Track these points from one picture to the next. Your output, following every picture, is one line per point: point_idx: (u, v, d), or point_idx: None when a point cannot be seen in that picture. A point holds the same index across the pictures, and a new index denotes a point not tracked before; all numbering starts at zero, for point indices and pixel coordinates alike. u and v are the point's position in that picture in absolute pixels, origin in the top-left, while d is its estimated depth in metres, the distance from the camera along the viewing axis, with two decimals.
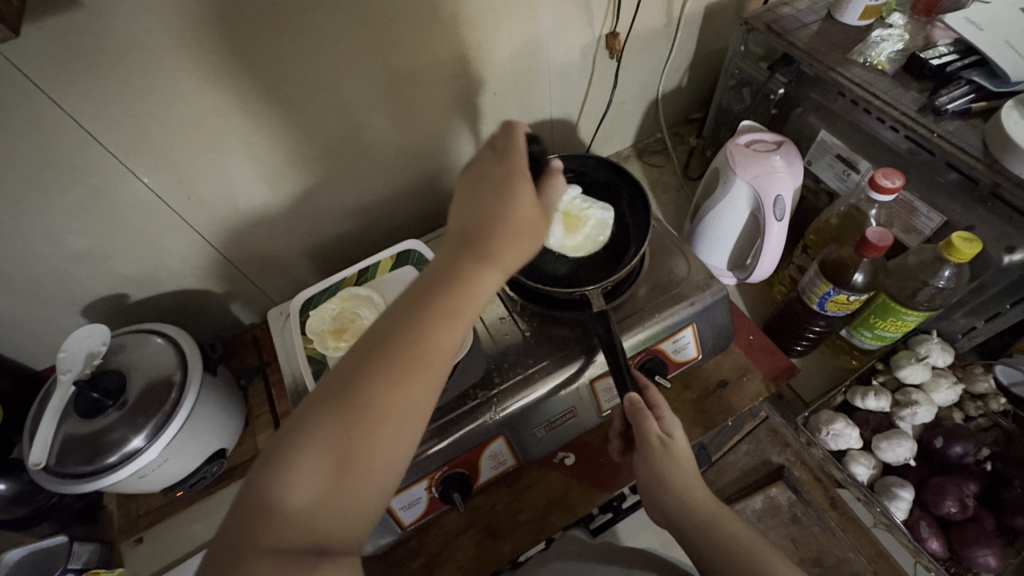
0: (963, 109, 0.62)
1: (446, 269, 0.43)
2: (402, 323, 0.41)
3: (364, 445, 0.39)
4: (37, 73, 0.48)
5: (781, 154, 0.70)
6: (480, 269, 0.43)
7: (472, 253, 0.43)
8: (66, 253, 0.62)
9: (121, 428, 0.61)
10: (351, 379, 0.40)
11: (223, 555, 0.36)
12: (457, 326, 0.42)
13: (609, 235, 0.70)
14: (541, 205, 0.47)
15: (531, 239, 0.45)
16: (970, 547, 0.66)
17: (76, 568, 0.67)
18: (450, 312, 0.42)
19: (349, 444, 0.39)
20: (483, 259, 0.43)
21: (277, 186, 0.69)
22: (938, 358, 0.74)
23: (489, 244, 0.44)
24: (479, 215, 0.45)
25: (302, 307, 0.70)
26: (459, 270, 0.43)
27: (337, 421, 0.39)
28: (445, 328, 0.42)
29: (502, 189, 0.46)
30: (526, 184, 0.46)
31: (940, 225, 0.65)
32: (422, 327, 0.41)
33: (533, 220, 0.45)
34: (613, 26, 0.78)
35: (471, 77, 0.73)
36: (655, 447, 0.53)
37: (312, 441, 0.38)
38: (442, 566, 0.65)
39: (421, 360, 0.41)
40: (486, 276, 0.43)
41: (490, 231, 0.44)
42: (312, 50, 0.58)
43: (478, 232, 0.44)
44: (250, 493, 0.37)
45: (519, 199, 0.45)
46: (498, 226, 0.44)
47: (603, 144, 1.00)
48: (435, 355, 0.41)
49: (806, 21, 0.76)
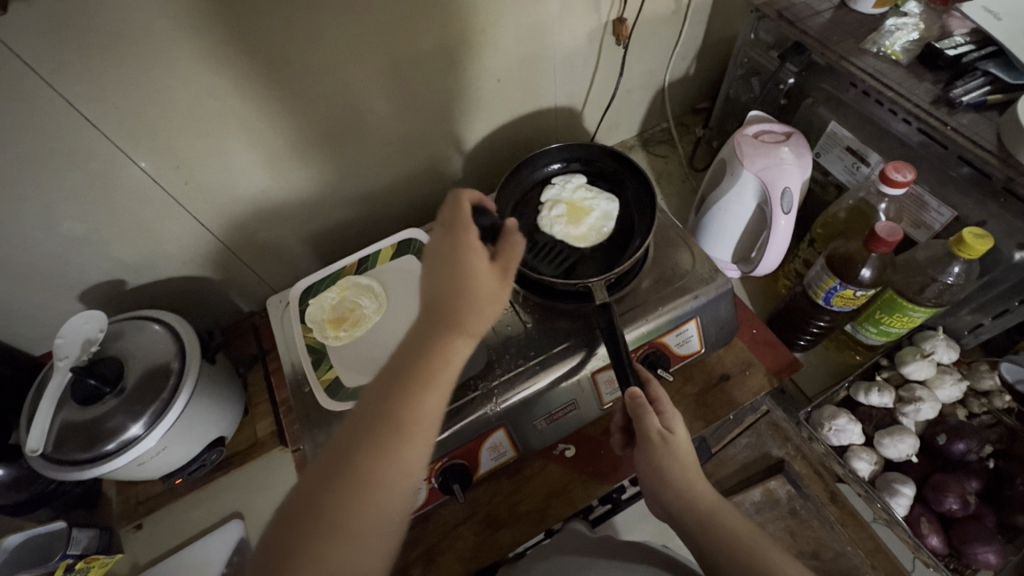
0: (978, 102, 0.60)
1: (411, 350, 0.41)
2: (371, 412, 0.40)
3: (358, 522, 0.37)
4: (29, 52, 0.47)
5: (789, 145, 0.69)
6: (451, 342, 0.41)
7: (442, 328, 0.41)
8: (61, 238, 0.61)
9: (118, 416, 0.60)
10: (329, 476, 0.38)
11: None
12: (435, 398, 0.41)
13: (614, 225, 0.71)
14: (497, 268, 0.43)
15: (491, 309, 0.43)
16: (970, 544, 0.66)
17: (75, 553, 0.67)
18: (420, 390, 0.40)
19: (347, 527, 0.37)
20: (455, 332, 0.41)
21: (276, 172, 0.68)
22: (944, 355, 0.73)
23: (456, 318, 0.41)
24: (439, 289, 0.42)
25: (301, 296, 0.69)
26: (431, 346, 0.41)
27: (330, 505, 0.37)
28: (427, 401, 0.40)
29: (451, 261, 0.42)
30: (476, 251, 0.42)
31: (951, 220, 0.64)
32: (404, 405, 0.40)
33: (493, 285, 0.43)
34: (621, 13, 0.77)
35: (475, 63, 0.71)
36: (655, 442, 0.52)
37: (306, 527, 0.37)
38: (441, 556, 0.65)
39: (396, 445, 0.39)
40: (460, 347, 0.42)
41: (452, 309, 0.41)
42: (310, 33, 0.57)
43: (441, 312, 0.41)
44: None
45: (474, 271, 0.42)
46: (463, 302, 0.41)
47: (608, 133, 0.99)
48: (415, 428, 0.40)
49: (819, 8, 0.74)
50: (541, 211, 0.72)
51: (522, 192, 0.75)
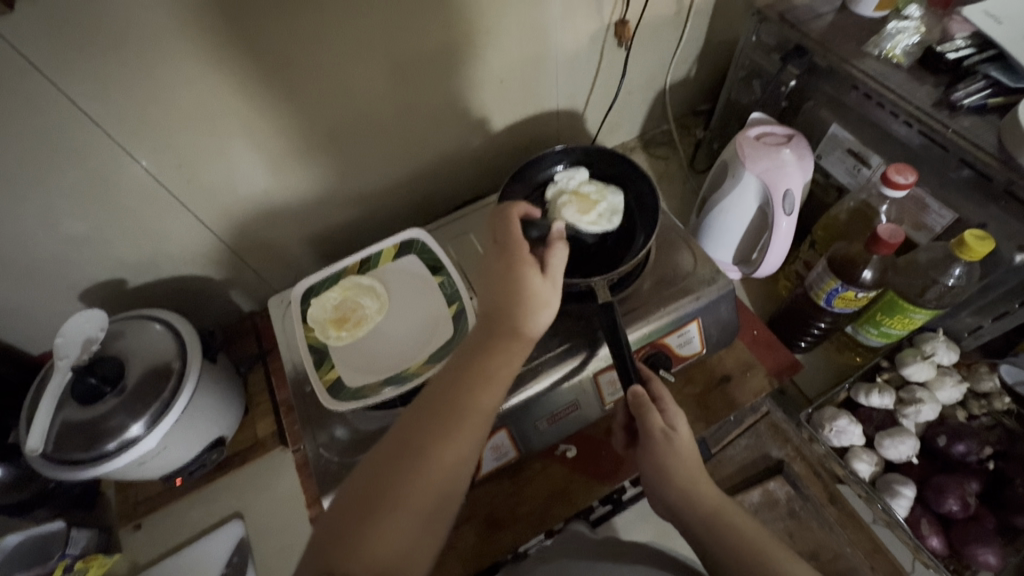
0: (979, 105, 0.61)
1: (474, 349, 0.49)
2: (434, 402, 0.47)
3: (420, 488, 0.43)
4: (30, 48, 0.46)
5: (791, 147, 0.69)
6: (506, 344, 0.49)
7: (499, 330, 0.49)
8: (64, 236, 0.61)
9: (119, 415, 0.60)
10: (388, 462, 0.44)
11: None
12: (492, 389, 0.48)
13: (622, 214, 0.69)
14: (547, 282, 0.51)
15: (543, 314, 0.50)
16: (970, 545, 0.66)
17: (73, 554, 0.68)
18: (481, 384, 0.47)
19: (414, 490, 0.43)
20: (510, 333, 0.49)
21: (279, 172, 0.68)
22: (944, 357, 0.73)
23: (510, 322, 0.49)
24: (498, 300, 0.50)
25: (302, 296, 0.68)
26: (490, 345, 0.49)
27: (399, 470, 0.44)
28: (485, 391, 0.47)
29: (507, 275, 0.50)
30: (530, 269, 0.50)
31: (952, 222, 0.64)
32: (464, 394, 0.47)
33: (543, 295, 0.50)
34: (623, 15, 0.77)
35: (478, 64, 0.71)
36: (658, 439, 0.53)
37: (376, 489, 0.43)
38: (443, 557, 0.65)
39: (457, 426, 0.46)
40: (514, 347, 0.49)
41: (511, 315, 0.49)
42: (315, 31, 0.57)
43: (498, 317, 0.49)
44: (328, 537, 0.42)
45: (527, 282, 0.50)
46: (520, 307, 0.49)
47: (609, 135, 0.99)
48: (474, 413, 0.46)
49: (820, 11, 0.75)
50: (550, 206, 0.69)
51: (524, 193, 0.75)
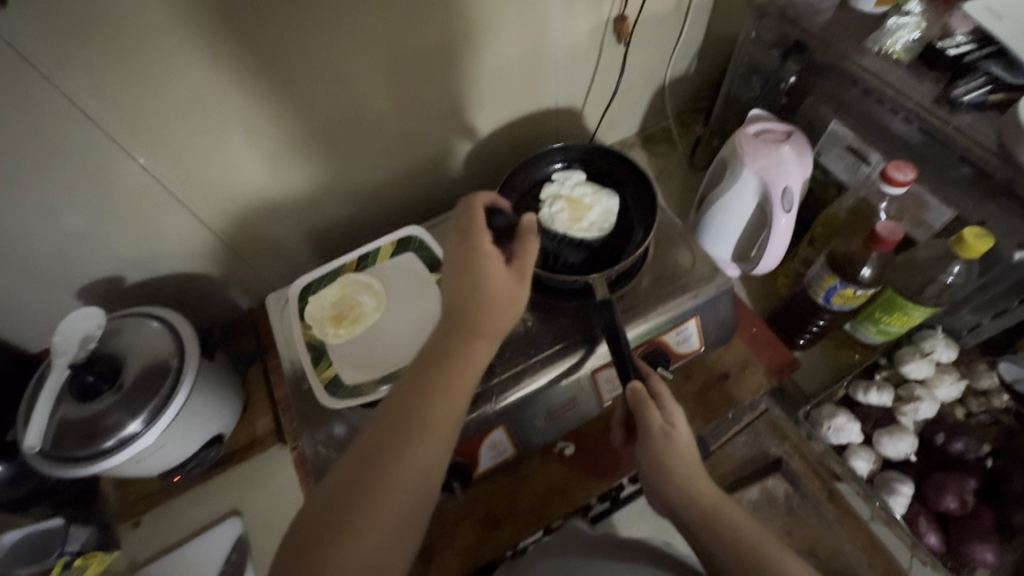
0: (979, 102, 0.60)
1: (435, 351, 0.46)
2: (392, 413, 0.44)
3: (377, 512, 0.40)
4: (27, 45, 0.46)
5: (790, 144, 0.69)
6: (470, 344, 0.46)
7: (461, 330, 0.47)
8: (61, 234, 0.61)
9: (118, 413, 0.60)
10: (345, 482, 0.41)
11: None
12: (455, 395, 0.45)
13: (614, 223, 0.70)
14: (514, 277, 0.49)
15: (508, 311, 0.48)
16: (968, 543, 0.67)
17: (72, 552, 0.70)
18: (441, 392, 0.44)
19: (370, 513, 0.40)
20: (473, 333, 0.46)
21: (276, 168, 0.68)
22: (943, 354, 0.73)
23: (473, 321, 0.47)
24: (461, 297, 0.48)
25: (301, 293, 0.68)
26: (453, 345, 0.46)
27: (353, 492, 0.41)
28: (447, 399, 0.44)
29: (469, 271, 0.48)
30: (493, 263, 0.48)
31: (952, 220, 0.64)
32: (424, 403, 0.44)
33: (510, 289, 0.48)
34: (622, 11, 0.77)
35: (476, 60, 0.71)
36: (656, 435, 0.53)
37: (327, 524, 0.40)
38: (441, 554, 0.65)
39: (416, 435, 0.43)
40: (479, 346, 0.47)
41: (475, 313, 0.47)
42: (311, 28, 0.57)
43: (460, 316, 0.47)
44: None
45: (490, 278, 0.48)
46: (483, 302, 0.47)
47: (609, 132, 0.98)
48: (436, 423, 0.43)
49: (820, 7, 0.74)
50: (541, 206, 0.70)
51: (522, 190, 0.75)
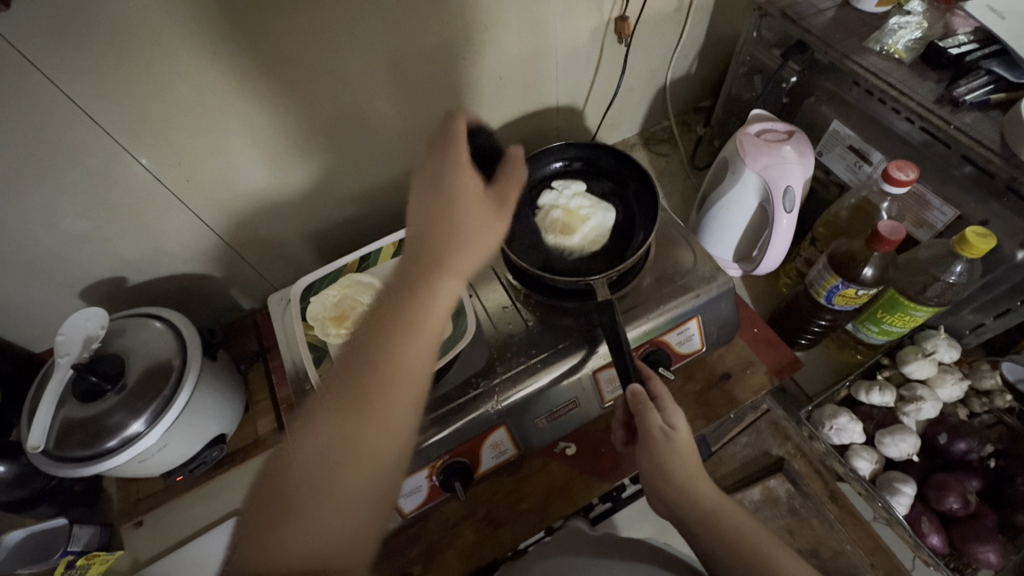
0: (982, 101, 0.60)
1: (418, 272, 0.54)
2: (377, 328, 0.51)
3: (356, 442, 0.46)
4: (30, 48, 0.46)
5: (792, 143, 0.69)
6: (447, 268, 0.54)
7: (440, 253, 0.54)
8: (64, 235, 0.61)
9: (120, 413, 0.60)
10: (334, 396, 0.48)
11: (262, 532, 0.43)
12: (433, 318, 0.52)
13: (603, 241, 0.69)
14: (495, 206, 0.57)
15: (484, 238, 0.56)
16: (970, 543, 0.67)
17: (76, 551, 0.69)
18: (418, 313, 0.51)
19: (352, 444, 0.46)
20: (450, 257, 0.54)
21: (277, 169, 0.68)
22: (945, 354, 0.73)
23: (451, 245, 0.54)
24: (438, 219, 0.55)
25: (302, 294, 0.69)
26: (434, 266, 0.54)
27: (337, 414, 0.47)
28: (426, 317, 0.51)
29: (451, 201, 0.56)
30: (474, 183, 0.57)
31: (953, 219, 0.64)
32: (407, 321, 0.51)
33: (489, 218, 0.57)
34: (623, 11, 0.77)
35: (477, 61, 0.71)
36: (658, 438, 0.52)
37: (310, 443, 0.46)
38: (443, 554, 0.65)
39: (397, 357, 0.49)
40: (453, 271, 0.54)
41: (451, 237, 0.54)
42: (312, 30, 0.57)
43: (439, 238, 0.55)
44: (272, 487, 0.46)
45: (468, 206, 0.56)
46: (463, 228, 0.55)
47: (610, 132, 0.99)
48: (415, 344, 0.50)
49: (822, 7, 0.74)
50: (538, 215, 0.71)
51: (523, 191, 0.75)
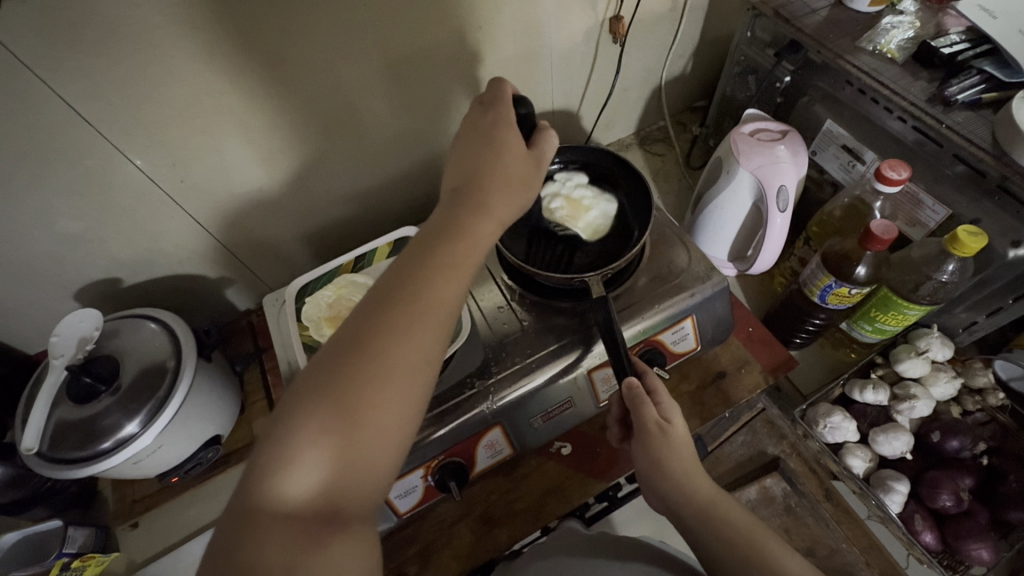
0: (973, 100, 0.61)
1: (442, 223, 0.46)
2: (393, 284, 0.43)
3: (365, 408, 0.39)
4: (23, 49, 0.46)
5: (786, 143, 0.69)
6: (474, 217, 0.47)
7: (468, 202, 0.48)
8: (58, 236, 0.61)
9: (113, 414, 0.60)
10: (339, 352, 0.41)
11: (240, 514, 0.36)
12: (456, 274, 0.45)
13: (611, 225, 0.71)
14: (530, 161, 0.52)
15: (517, 193, 0.50)
16: (964, 540, 0.67)
17: (71, 552, 0.67)
18: (440, 270, 0.44)
19: (355, 405, 0.39)
20: (481, 208, 0.47)
21: (272, 168, 0.68)
22: (938, 352, 0.73)
23: (482, 194, 0.48)
24: (470, 170, 0.49)
25: (296, 295, 0.69)
26: (460, 216, 0.47)
27: (339, 375, 0.40)
28: (449, 274, 0.44)
29: (485, 149, 0.50)
30: (512, 135, 0.51)
31: (945, 218, 0.64)
32: (427, 276, 0.44)
33: (523, 171, 0.51)
34: (617, 10, 0.77)
35: (472, 60, 0.71)
36: (654, 432, 0.53)
37: (304, 415, 0.39)
38: (438, 554, 0.65)
39: (415, 312, 0.42)
40: (484, 222, 0.47)
41: (481, 187, 0.48)
42: (308, 31, 0.57)
43: (469, 188, 0.48)
44: (246, 489, 0.37)
45: (504, 155, 0.50)
46: (495, 177, 0.49)
47: (605, 132, 0.99)
48: (436, 300, 0.43)
49: (815, 6, 0.74)
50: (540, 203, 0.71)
51: None
